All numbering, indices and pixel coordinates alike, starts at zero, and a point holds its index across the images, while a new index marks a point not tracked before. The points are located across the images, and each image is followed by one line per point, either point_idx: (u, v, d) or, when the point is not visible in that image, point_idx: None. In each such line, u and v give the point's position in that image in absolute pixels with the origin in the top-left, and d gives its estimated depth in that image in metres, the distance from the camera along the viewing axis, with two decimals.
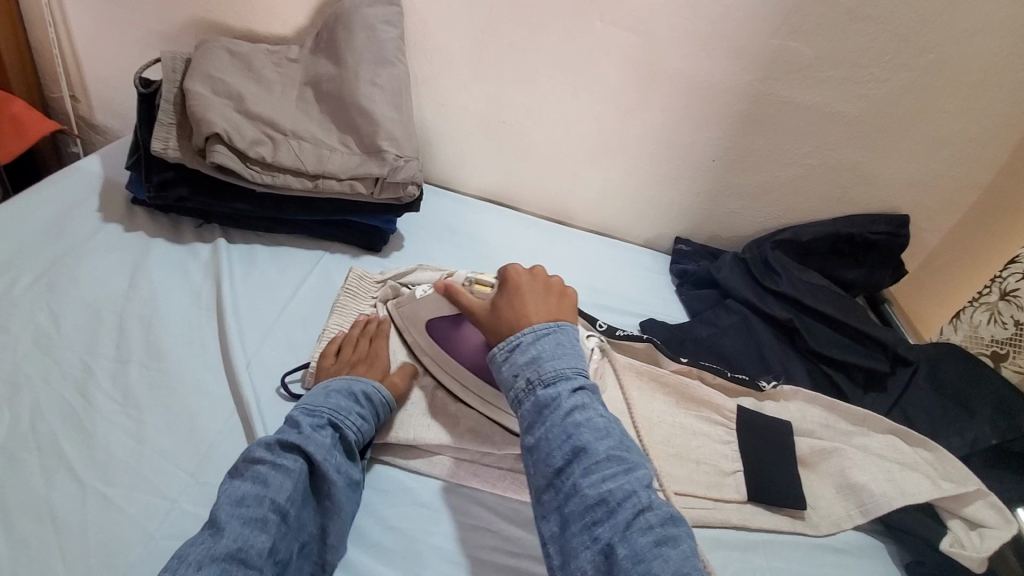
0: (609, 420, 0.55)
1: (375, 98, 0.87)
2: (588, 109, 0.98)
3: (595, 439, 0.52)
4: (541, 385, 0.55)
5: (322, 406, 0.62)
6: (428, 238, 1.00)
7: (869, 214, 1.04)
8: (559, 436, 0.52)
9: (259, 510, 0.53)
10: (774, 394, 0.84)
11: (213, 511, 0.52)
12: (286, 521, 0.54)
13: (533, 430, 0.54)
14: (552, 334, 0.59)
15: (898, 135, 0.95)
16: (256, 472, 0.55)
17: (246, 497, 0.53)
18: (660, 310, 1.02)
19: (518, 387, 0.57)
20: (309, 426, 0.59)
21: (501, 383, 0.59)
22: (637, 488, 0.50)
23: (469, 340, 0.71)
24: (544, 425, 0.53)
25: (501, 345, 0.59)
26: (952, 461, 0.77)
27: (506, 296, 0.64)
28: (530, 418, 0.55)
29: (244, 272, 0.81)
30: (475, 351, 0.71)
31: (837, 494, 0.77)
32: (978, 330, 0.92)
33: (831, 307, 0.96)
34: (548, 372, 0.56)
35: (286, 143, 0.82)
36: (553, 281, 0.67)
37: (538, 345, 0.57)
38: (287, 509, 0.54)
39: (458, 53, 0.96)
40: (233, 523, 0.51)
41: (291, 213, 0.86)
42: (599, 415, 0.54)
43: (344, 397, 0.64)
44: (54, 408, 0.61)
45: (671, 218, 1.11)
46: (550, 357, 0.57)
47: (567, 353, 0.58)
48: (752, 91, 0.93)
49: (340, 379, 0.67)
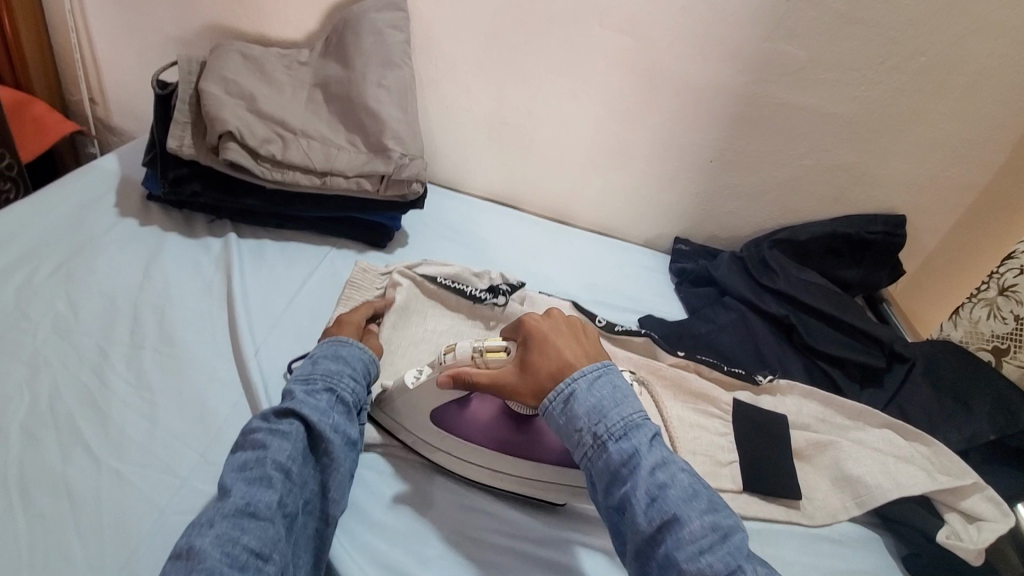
0: (693, 480, 0.55)
1: (382, 99, 0.90)
2: (588, 111, 1.01)
3: (683, 503, 0.53)
4: (612, 440, 0.57)
5: (314, 372, 0.63)
6: (432, 236, 1.03)
7: (867, 214, 1.05)
8: (644, 497, 0.53)
9: (262, 470, 0.54)
10: (771, 388, 0.86)
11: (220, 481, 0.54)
12: (290, 478, 0.55)
13: (614, 489, 0.55)
14: (607, 379, 0.61)
15: (892, 135, 0.97)
16: (257, 438, 0.57)
17: (249, 461, 0.55)
18: (659, 307, 1.03)
19: (586, 444, 0.58)
20: (303, 392, 0.61)
21: (562, 435, 0.61)
22: (737, 558, 0.50)
23: (482, 414, 0.67)
24: (626, 484, 0.55)
25: (554, 396, 0.60)
26: (949, 455, 0.78)
27: (537, 351, 0.63)
28: (607, 477, 0.56)
29: (253, 265, 0.84)
30: (492, 424, 0.67)
31: (833, 486, 0.77)
32: (978, 326, 0.93)
33: (829, 304, 0.97)
34: (617, 427, 0.57)
35: (296, 142, 0.85)
36: (567, 322, 0.68)
37: (598, 395, 0.59)
38: (290, 467, 0.55)
39: (462, 56, 0.99)
40: (239, 485, 0.53)
41: (299, 209, 0.89)
42: (680, 473, 0.55)
43: (334, 360, 0.65)
44: (71, 390, 0.63)
45: (670, 218, 1.13)
46: (614, 408, 0.58)
47: (628, 401, 0.59)
48: (748, 92, 0.95)
49: (324, 344, 0.68)
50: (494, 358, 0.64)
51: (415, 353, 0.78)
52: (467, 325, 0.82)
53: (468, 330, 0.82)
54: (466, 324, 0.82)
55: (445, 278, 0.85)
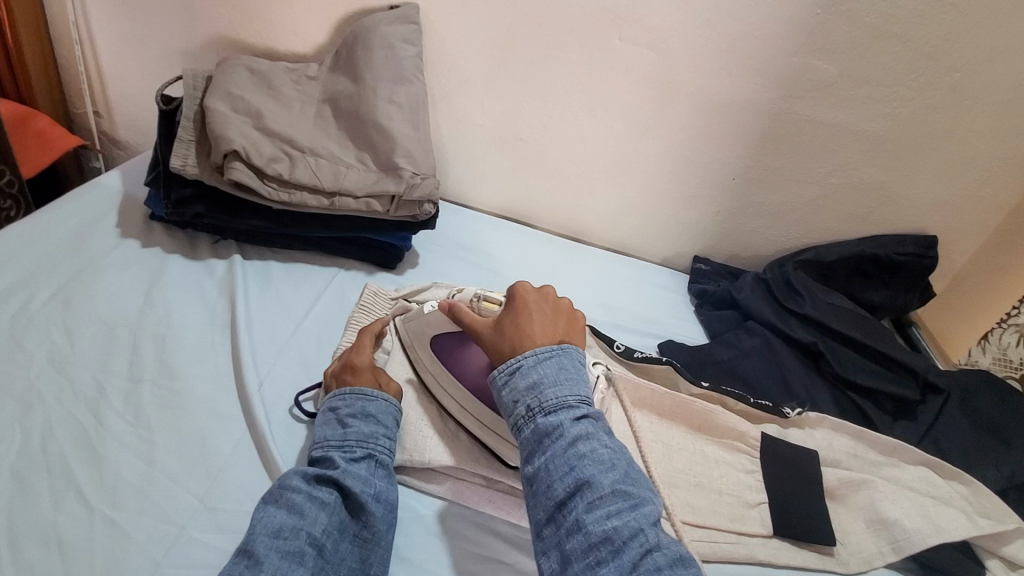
0: (616, 456, 0.53)
1: (392, 116, 0.87)
2: (606, 126, 0.97)
3: (599, 473, 0.51)
4: (541, 413, 0.55)
5: (353, 438, 0.61)
6: (442, 256, 0.99)
7: (896, 235, 1.01)
8: (562, 465, 0.51)
9: (297, 543, 0.51)
10: (799, 420, 0.81)
11: (250, 544, 0.50)
12: (324, 553, 0.53)
13: (534, 459, 0.53)
14: (555, 357, 0.58)
15: (925, 153, 0.93)
16: (293, 502, 0.54)
17: (283, 529, 0.52)
18: (678, 331, 0.99)
19: (517, 414, 0.56)
20: (344, 460, 0.59)
21: (502, 408, 0.59)
22: (644, 525, 0.48)
23: (475, 359, 0.68)
24: (547, 454, 0.53)
25: (501, 367, 0.58)
26: (989, 496, 0.74)
27: (510, 316, 0.62)
28: (531, 446, 0.54)
29: (259, 289, 0.81)
30: (480, 372, 0.68)
31: (868, 529, 0.73)
32: (1007, 352, 0.96)
33: (858, 330, 0.93)
34: (549, 400, 0.55)
35: (303, 160, 0.81)
36: (563, 304, 0.65)
37: (540, 370, 0.57)
38: (325, 542, 0.53)
39: (476, 71, 0.96)
40: (272, 557, 0.50)
41: (306, 230, 0.86)
42: (604, 447, 0.53)
43: (371, 422, 0.63)
44: (65, 428, 0.60)
45: (689, 236, 1.09)
46: (552, 383, 0.56)
47: (569, 378, 0.57)
48: (773, 108, 0.91)
49: (349, 394, 0.65)
50: (487, 308, 0.69)
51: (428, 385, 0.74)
52: None
53: None
54: None
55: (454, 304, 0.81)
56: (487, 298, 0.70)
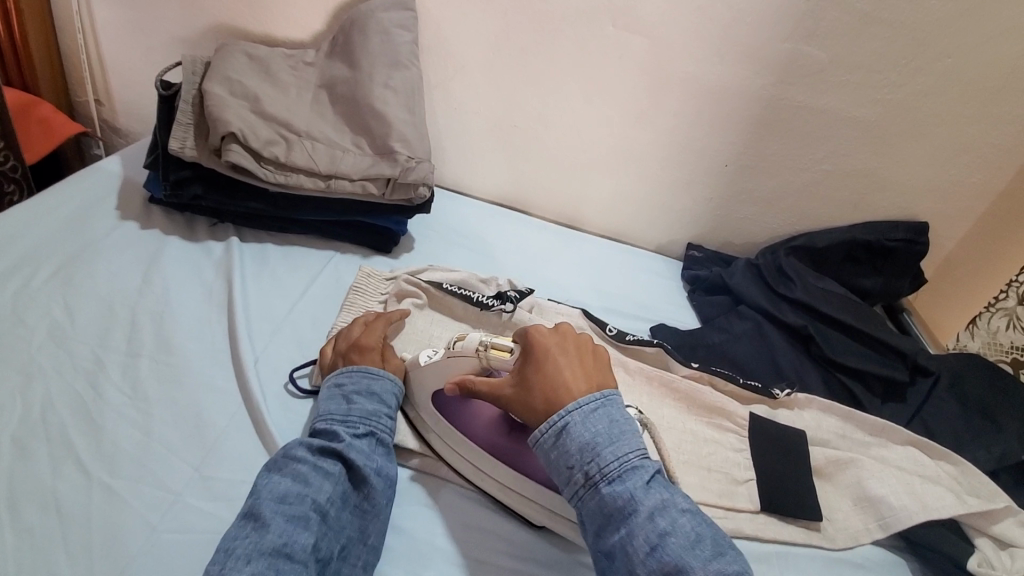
0: (696, 523, 0.52)
1: (388, 101, 0.88)
2: (601, 114, 0.98)
3: (683, 548, 0.50)
4: (604, 480, 0.55)
5: (355, 414, 0.62)
6: (438, 241, 1.00)
7: (888, 221, 1.02)
8: (643, 544, 0.51)
9: (301, 508, 0.53)
10: (789, 401, 0.83)
11: (256, 506, 0.53)
12: (327, 520, 0.54)
13: (607, 533, 0.53)
14: (601, 409, 0.58)
15: (917, 139, 0.93)
16: (298, 471, 0.56)
17: (290, 495, 0.54)
18: (672, 317, 1.00)
19: (578, 483, 0.56)
20: (347, 434, 0.60)
21: (555, 471, 0.59)
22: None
23: (483, 414, 0.67)
24: (623, 530, 0.52)
25: (546, 428, 0.58)
26: (978, 476, 0.75)
27: (536, 369, 0.61)
28: (601, 518, 0.54)
29: (256, 270, 0.82)
30: (490, 427, 0.66)
31: (855, 507, 0.74)
32: (997, 336, 0.93)
33: (849, 315, 0.94)
34: (609, 467, 0.55)
35: (300, 144, 0.83)
36: (580, 342, 0.64)
37: (590, 429, 0.57)
38: (329, 509, 0.55)
39: (472, 58, 0.97)
40: (277, 521, 0.52)
41: (303, 213, 0.87)
42: (680, 514, 0.53)
43: (375, 401, 0.64)
44: (64, 400, 0.62)
45: (683, 223, 1.10)
46: (608, 444, 0.56)
47: (624, 436, 0.57)
48: (765, 95, 0.92)
49: (357, 372, 0.65)
50: (497, 358, 0.64)
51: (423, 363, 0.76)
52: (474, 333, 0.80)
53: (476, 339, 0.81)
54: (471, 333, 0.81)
55: (450, 283, 0.82)
56: (493, 345, 0.64)
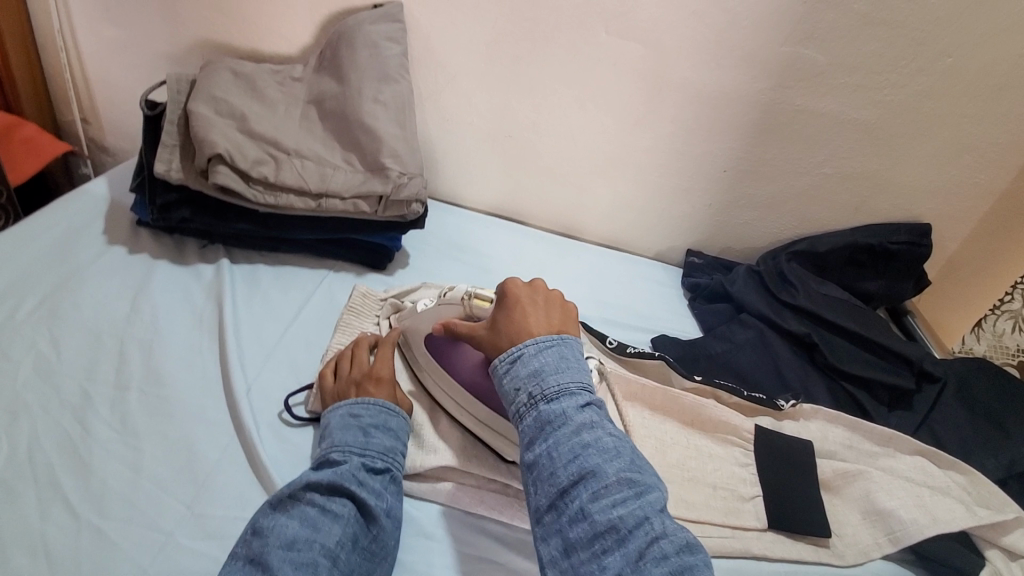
0: (623, 445, 0.52)
1: (378, 115, 0.86)
2: (596, 121, 0.97)
3: (604, 461, 0.50)
4: (543, 401, 0.54)
5: (371, 449, 0.61)
6: (433, 255, 0.99)
7: (889, 223, 1.00)
8: (566, 453, 0.51)
9: (310, 554, 0.51)
10: (794, 412, 0.81)
11: (262, 553, 0.50)
12: (338, 565, 0.52)
13: (535, 446, 0.53)
14: (556, 346, 0.58)
15: (917, 140, 0.92)
16: (307, 514, 0.54)
17: (298, 540, 0.51)
18: (672, 326, 0.99)
19: (520, 403, 0.55)
20: (362, 470, 0.58)
21: (504, 398, 0.58)
22: (649, 512, 0.48)
23: (469, 356, 0.69)
24: (550, 442, 0.52)
25: (502, 357, 0.58)
26: (988, 486, 0.73)
27: (505, 314, 0.62)
28: (534, 433, 0.53)
29: (247, 293, 0.80)
30: (475, 369, 0.69)
31: (864, 521, 0.72)
32: (1002, 339, 0.91)
33: (852, 321, 0.92)
34: (551, 388, 0.54)
35: (289, 163, 0.81)
36: (553, 295, 0.64)
37: (541, 358, 0.56)
38: (339, 553, 0.52)
39: (463, 68, 0.95)
40: (285, 569, 0.49)
41: (295, 232, 0.85)
42: (609, 436, 0.52)
43: (389, 437, 0.63)
44: (51, 438, 0.60)
45: (681, 230, 1.08)
46: (553, 371, 0.55)
47: (571, 367, 0.56)
48: (763, 99, 0.90)
49: (375, 405, 0.64)
50: (479, 308, 0.66)
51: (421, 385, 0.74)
52: None
53: None
54: None
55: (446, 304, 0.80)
56: (477, 295, 0.66)
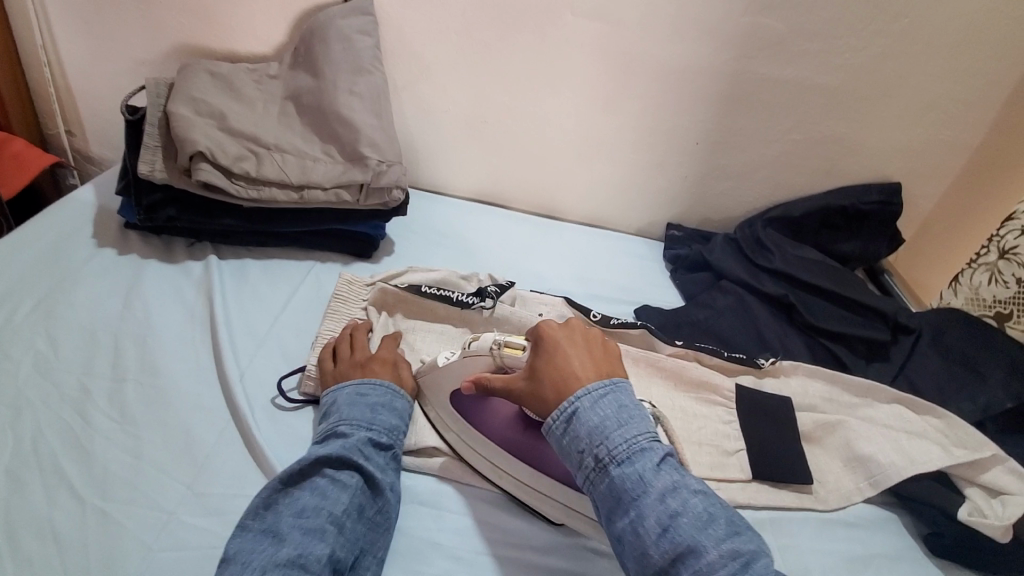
0: (707, 503, 0.52)
1: (354, 107, 0.88)
2: (569, 102, 0.99)
3: (697, 531, 0.50)
4: (614, 464, 0.54)
5: (377, 426, 0.63)
6: (418, 242, 1.00)
7: (860, 184, 1.03)
8: (655, 527, 0.51)
9: (318, 521, 0.54)
10: (774, 370, 0.84)
11: (274, 520, 0.54)
12: (344, 532, 0.55)
13: (620, 518, 0.53)
14: (611, 395, 0.58)
15: (881, 101, 0.94)
16: (316, 485, 0.57)
17: (307, 509, 0.54)
18: (655, 297, 1.01)
19: (588, 467, 0.55)
20: (368, 445, 0.61)
21: (564, 457, 0.58)
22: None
23: (501, 412, 0.68)
24: (634, 514, 0.52)
25: (556, 415, 0.58)
26: (966, 428, 0.75)
27: (545, 360, 0.61)
28: (612, 502, 0.53)
29: (236, 287, 0.82)
30: (507, 425, 0.67)
31: (845, 468, 0.75)
32: (979, 292, 0.90)
33: (827, 280, 0.95)
34: (621, 449, 0.54)
35: (269, 157, 0.83)
36: (590, 334, 0.65)
37: (598, 412, 0.56)
38: (345, 521, 0.55)
39: (436, 57, 0.97)
40: (294, 534, 0.52)
41: (280, 225, 0.87)
42: (693, 498, 0.52)
43: (394, 416, 0.66)
44: (53, 430, 0.62)
45: (660, 204, 1.10)
46: (616, 428, 0.55)
47: (633, 419, 0.56)
48: (728, 70, 0.93)
49: (379, 386, 0.67)
50: (511, 356, 0.64)
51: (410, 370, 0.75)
52: (459, 333, 0.82)
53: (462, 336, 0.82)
54: (457, 331, 0.82)
55: (430, 285, 0.83)
56: (507, 343, 0.65)
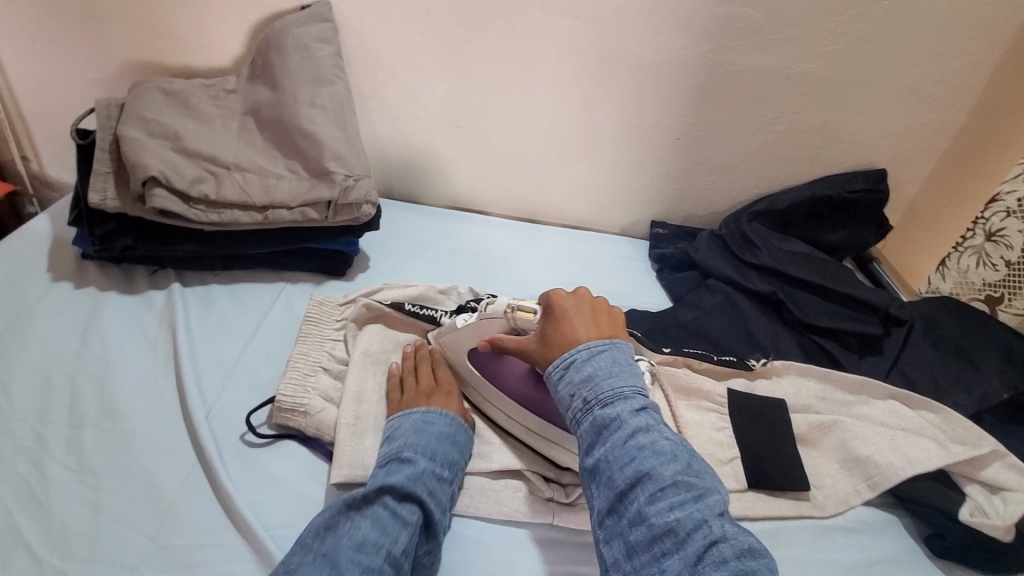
0: (678, 446, 0.51)
1: (317, 119, 0.84)
2: (543, 102, 0.95)
3: (660, 463, 0.49)
4: (597, 405, 0.54)
5: (441, 457, 0.62)
6: (394, 255, 0.97)
7: (845, 172, 1.00)
8: (621, 456, 0.50)
9: (376, 560, 0.52)
10: (766, 371, 0.81)
11: (333, 552, 0.52)
12: (398, 573, 0.53)
13: (593, 450, 0.53)
14: (608, 351, 0.58)
15: (862, 87, 0.92)
16: (377, 516, 0.55)
17: (368, 544, 0.53)
18: (641, 299, 0.98)
19: (575, 407, 0.56)
20: (433, 479, 0.60)
21: (559, 403, 0.59)
22: (708, 515, 0.46)
23: (514, 369, 0.69)
24: (607, 444, 0.52)
25: (556, 363, 0.59)
26: (961, 422, 0.73)
27: (553, 325, 0.62)
28: (590, 438, 0.53)
29: (202, 315, 0.79)
30: (521, 381, 0.68)
31: (843, 470, 0.73)
32: (968, 275, 0.89)
33: (816, 274, 0.92)
34: (605, 392, 0.54)
35: (229, 178, 0.79)
36: (597, 302, 0.65)
37: (593, 363, 0.57)
38: (402, 561, 0.54)
39: (402, 62, 0.93)
40: (353, 571, 0.51)
41: (246, 248, 0.83)
42: (665, 439, 0.51)
43: (456, 450, 0.65)
44: (7, 485, 0.58)
45: (643, 201, 1.07)
46: (606, 376, 0.55)
47: (624, 371, 0.56)
48: (705, 62, 0.90)
49: (444, 416, 0.66)
50: (524, 318, 0.66)
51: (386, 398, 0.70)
52: None
53: None
54: None
55: (411, 302, 0.79)
56: (520, 306, 0.66)
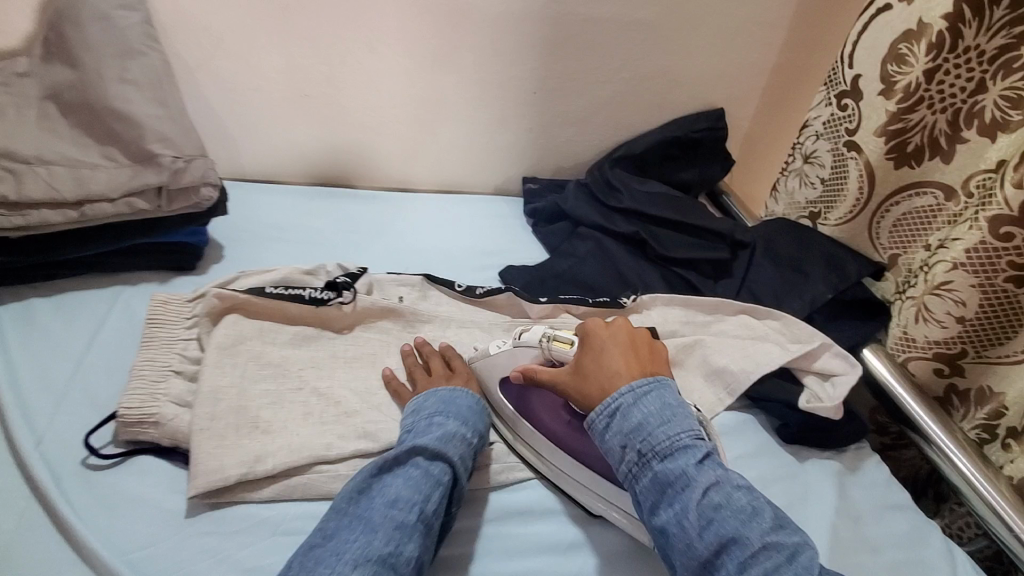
0: (751, 495, 0.51)
1: (131, 97, 0.75)
2: (393, 63, 0.92)
3: (743, 524, 0.48)
4: (656, 458, 0.53)
5: (468, 424, 0.62)
6: (254, 242, 0.90)
7: (691, 114, 1.08)
8: (697, 521, 0.49)
9: (410, 516, 0.52)
10: (637, 306, 0.87)
11: (369, 511, 0.52)
12: (429, 532, 0.53)
13: (660, 510, 0.52)
14: (654, 391, 0.57)
15: (693, 30, 0.98)
16: (410, 475, 0.55)
17: (401, 501, 0.53)
18: (521, 256, 1.00)
19: (629, 461, 0.55)
20: (461, 444, 0.60)
21: (606, 453, 0.58)
22: None
23: (550, 403, 0.68)
24: (675, 506, 0.51)
25: (598, 410, 0.58)
26: (797, 323, 0.82)
27: (588, 356, 0.63)
28: (654, 496, 0.53)
29: (21, 336, 0.69)
30: (554, 416, 0.67)
31: (706, 383, 0.80)
32: (795, 196, 0.99)
33: (672, 211, 0.98)
34: (661, 443, 0.54)
35: (30, 173, 0.69)
36: (637, 336, 0.65)
37: (641, 408, 0.56)
38: (433, 520, 0.53)
39: (226, 27, 0.84)
40: (388, 526, 0.51)
41: (66, 253, 0.74)
42: (738, 492, 0.50)
43: (481, 424, 0.65)
44: None
45: (512, 159, 1.08)
46: (659, 424, 0.55)
47: (677, 415, 0.55)
48: (549, 12, 0.91)
49: (469, 395, 0.67)
50: (558, 349, 0.66)
51: (249, 387, 0.66)
52: (311, 331, 0.74)
53: (320, 334, 0.74)
54: (314, 331, 0.74)
55: (274, 285, 0.74)
56: (556, 338, 0.67)
